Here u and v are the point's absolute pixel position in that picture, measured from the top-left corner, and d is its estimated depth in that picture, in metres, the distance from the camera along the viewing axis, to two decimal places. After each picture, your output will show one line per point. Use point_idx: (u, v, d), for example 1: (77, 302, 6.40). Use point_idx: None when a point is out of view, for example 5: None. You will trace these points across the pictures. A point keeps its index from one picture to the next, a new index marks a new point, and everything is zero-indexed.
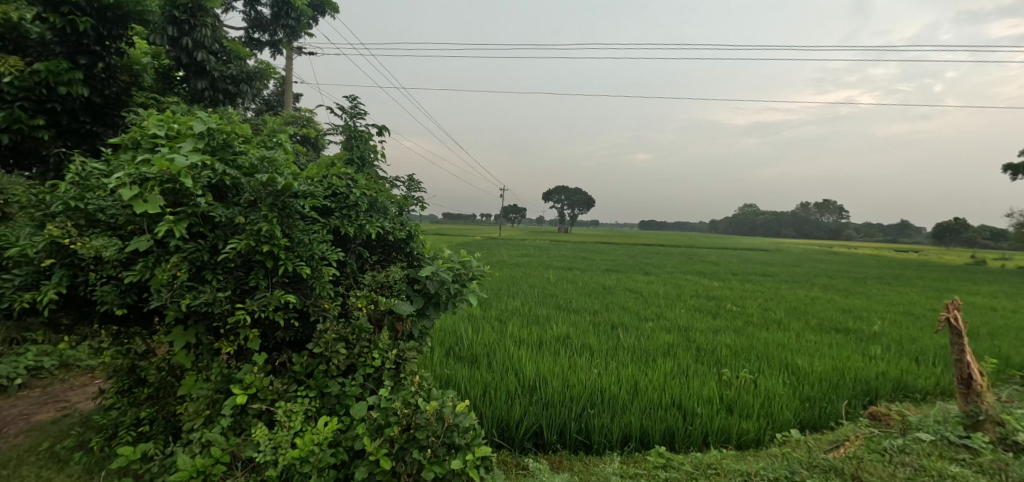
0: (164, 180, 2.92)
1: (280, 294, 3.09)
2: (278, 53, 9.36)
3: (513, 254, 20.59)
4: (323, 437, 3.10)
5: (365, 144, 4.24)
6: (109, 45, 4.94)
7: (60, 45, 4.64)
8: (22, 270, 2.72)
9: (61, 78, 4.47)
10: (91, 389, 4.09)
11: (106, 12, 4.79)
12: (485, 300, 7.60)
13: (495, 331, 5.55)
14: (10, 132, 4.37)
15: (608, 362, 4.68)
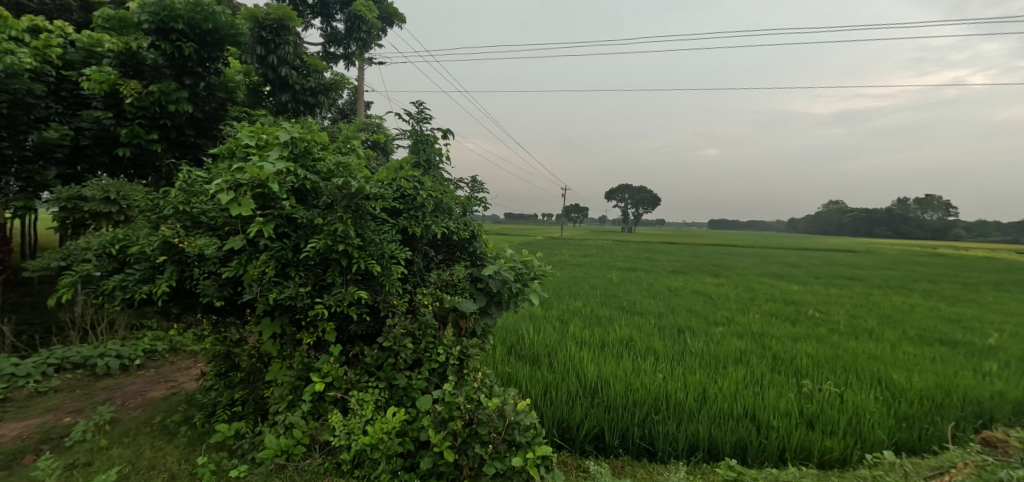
0: (255, 185, 3.22)
1: (354, 290, 3.31)
2: (351, 65, 9.89)
3: (575, 254, 20.27)
4: (391, 427, 3.28)
5: (431, 147, 4.34)
6: (209, 65, 5.60)
7: (169, 68, 5.33)
8: (141, 265, 3.13)
9: (170, 97, 5.15)
10: (195, 371, 4.64)
11: (206, 37, 5.45)
12: (546, 301, 7.60)
13: (555, 331, 5.53)
14: (131, 146, 5.17)
15: (674, 367, 4.50)
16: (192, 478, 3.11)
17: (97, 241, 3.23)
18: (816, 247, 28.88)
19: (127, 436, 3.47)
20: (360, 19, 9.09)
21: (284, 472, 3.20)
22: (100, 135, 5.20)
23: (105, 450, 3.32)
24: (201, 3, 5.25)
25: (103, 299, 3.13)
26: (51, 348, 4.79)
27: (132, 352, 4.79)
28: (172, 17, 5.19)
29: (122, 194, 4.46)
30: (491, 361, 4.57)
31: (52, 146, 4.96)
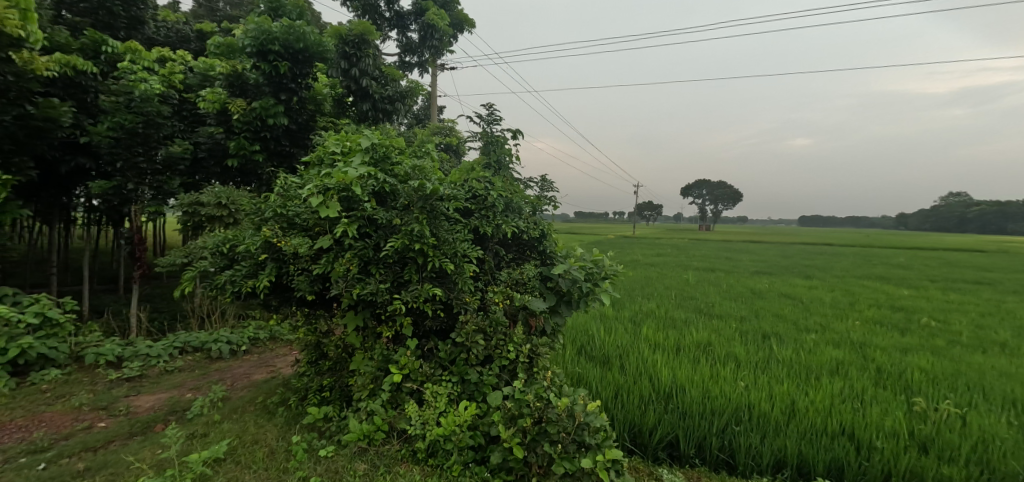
0: (340, 189, 3.49)
1: (429, 287, 3.48)
2: (425, 72, 10.36)
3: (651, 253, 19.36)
4: (463, 420, 3.40)
5: (500, 149, 4.77)
6: (301, 81, 6.27)
7: (269, 85, 6.03)
8: (246, 263, 3.53)
9: (269, 112, 5.88)
10: (290, 358, 5.27)
11: (298, 55, 6.17)
12: (617, 301, 7.44)
13: (627, 332, 5.39)
14: (239, 157, 5.95)
15: (759, 374, 4.19)
16: (288, 454, 3.45)
17: (212, 241, 3.70)
18: (938, 245, 25.34)
19: (236, 412, 3.97)
20: (432, 27, 9.54)
21: (366, 455, 3.44)
22: (213, 148, 6.02)
23: (218, 423, 3.80)
24: (293, 25, 5.95)
25: (216, 292, 3.58)
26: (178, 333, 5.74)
27: (240, 339, 5.61)
28: (270, 40, 5.91)
29: (232, 200, 5.11)
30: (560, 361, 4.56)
31: (177, 159, 5.79)
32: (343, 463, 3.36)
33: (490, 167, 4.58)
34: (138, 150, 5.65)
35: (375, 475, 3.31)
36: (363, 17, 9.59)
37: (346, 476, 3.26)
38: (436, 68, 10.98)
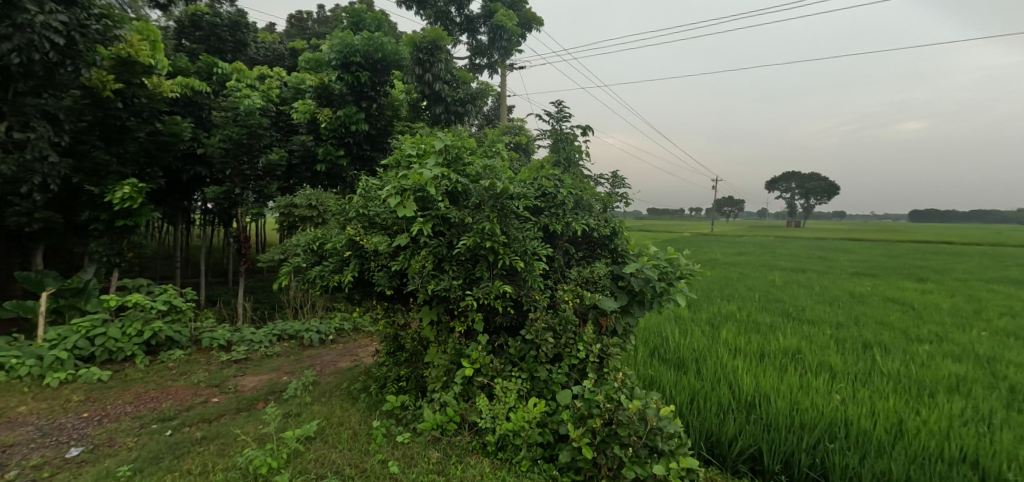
0: (416, 189, 3.65)
1: (499, 284, 3.55)
2: (494, 73, 10.70)
3: (731, 252, 18.22)
4: (532, 416, 3.43)
5: (569, 146, 4.75)
6: (379, 88, 7.16)
7: (352, 94, 6.99)
8: (332, 260, 3.85)
9: (351, 120, 6.84)
10: (371, 349, 6.00)
11: (377, 64, 7.02)
12: (694, 302, 7.12)
13: (705, 336, 5.19)
14: (327, 163, 6.99)
15: (858, 387, 3.84)
16: (369, 437, 3.72)
17: (304, 240, 4.10)
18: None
19: (325, 395, 4.37)
20: (500, 28, 9.78)
21: (439, 444, 3.61)
22: (304, 155, 7.11)
23: (309, 405, 4.21)
24: (372, 37, 6.82)
25: (307, 285, 3.97)
26: (277, 320, 7.02)
27: (327, 329, 6.65)
28: (352, 52, 6.79)
29: (320, 201, 5.88)
30: (631, 362, 4.48)
31: (275, 166, 6.88)
32: (418, 450, 3.54)
33: (560, 165, 4.64)
34: (243, 159, 6.71)
35: (447, 463, 3.44)
36: (436, 24, 10.09)
37: (420, 462, 3.44)
38: (506, 69, 11.18)
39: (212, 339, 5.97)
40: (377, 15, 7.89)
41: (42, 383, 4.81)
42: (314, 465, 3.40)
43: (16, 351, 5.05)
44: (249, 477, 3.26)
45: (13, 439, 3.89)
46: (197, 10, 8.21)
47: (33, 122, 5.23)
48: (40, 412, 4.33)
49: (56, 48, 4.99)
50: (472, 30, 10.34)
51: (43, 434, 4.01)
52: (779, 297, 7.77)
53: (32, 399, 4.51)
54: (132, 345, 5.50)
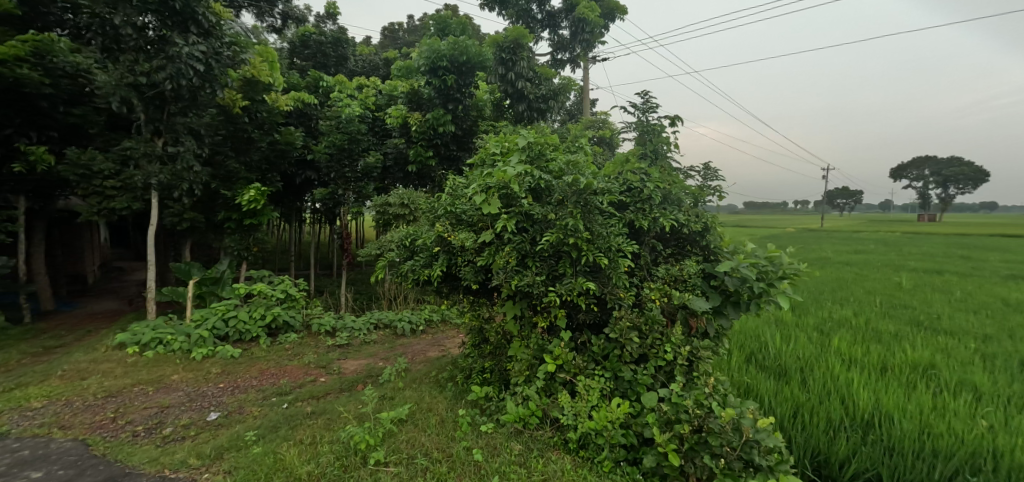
0: (500, 187, 3.71)
1: (582, 281, 3.54)
2: (577, 67, 10.60)
3: (849, 248, 16.20)
4: (616, 416, 3.37)
5: (657, 138, 4.56)
6: (464, 90, 8.63)
7: (441, 97, 8.49)
8: (422, 255, 4.12)
9: (440, 122, 8.30)
10: (457, 340, 7.01)
11: (462, 67, 8.48)
12: (801, 305, 6.48)
13: (810, 342, 4.80)
14: (416, 163, 8.68)
15: (1005, 413, 3.41)
16: (455, 424, 3.95)
17: (398, 236, 4.45)
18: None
19: (415, 382, 4.97)
20: (582, 21, 9.68)
21: (521, 436, 3.71)
22: (397, 157, 8.89)
23: (402, 391, 4.77)
24: (457, 43, 8.27)
25: (400, 278, 4.33)
26: (375, 310, 8.42)
27: (417, 321, 7.78)
28: (439, 57, 8.28)
29: (410, 200, 7.25)
30: (725, 367, 4.32)
31: (371, 168, 8.78)
32: (501, 440, 3.68)
33: (647, 158, 4.48)
34: (344, 164, 8.74)
35: (528, 455, 3.53)
36: (517, 23, 10.27)
37: (503, 453, 3.55)
38: (590, 61, 10.93)
39: (320, 325, 7.23)
40: (462, 20, 9.14)
41: (189, 355, 6.18)
42: (405, 445, 3.68)
43: (173, 329, 6.50)
44: (349, 452, 3.60)
45: (168, 402, 4.98)
46: (308, 33, 11.59)
47: (183, 137, 7.09)
48: (188, 380, 5.57)
49: (198, 73, 6.75)
50: (553, 25, 10.30)
51: (188, 400, 5.03)
52: (905, 302, 6.77)
53: (181, 369, 5.83)
54: (258, 328, 6.79)
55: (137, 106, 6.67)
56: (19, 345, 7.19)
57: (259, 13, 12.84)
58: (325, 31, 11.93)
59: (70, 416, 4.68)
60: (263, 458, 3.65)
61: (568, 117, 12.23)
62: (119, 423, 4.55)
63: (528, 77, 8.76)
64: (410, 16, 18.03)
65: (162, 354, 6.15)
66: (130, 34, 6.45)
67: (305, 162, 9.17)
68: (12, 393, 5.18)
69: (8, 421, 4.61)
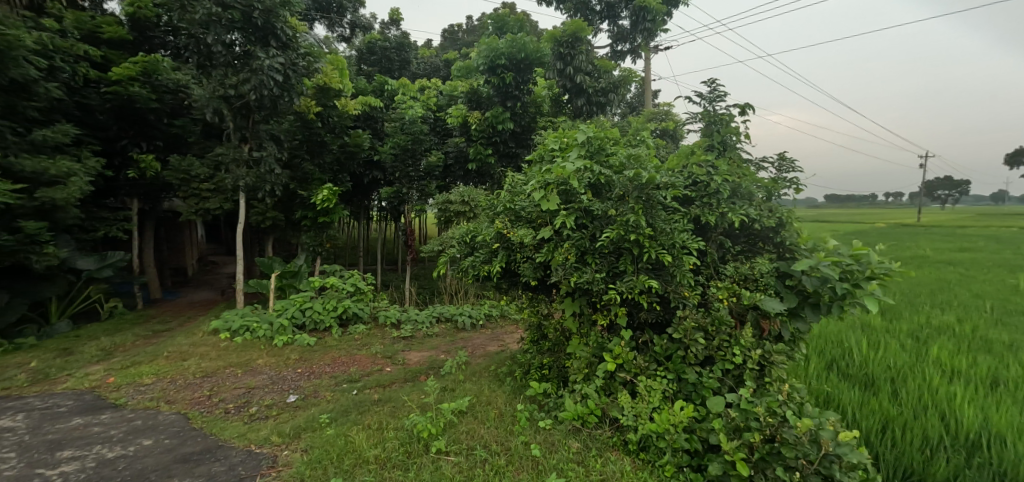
0: (560, 183, 3.65)
1: (644, 279, 3.43)
2: (638, 58, 10.31)
3: (947, 246, 14.59)
4: (678, 420, 3.22)
5: (724, 128, 4.13)
6: (523, 87, 8.56)
7: (500, 95, 8.56)
8: (482, 251, 4.17)
9: (499, 119, 8.39)
10: (516, 335, 7.05)
11: (520, 64, 8.41)
12: (891, 307, 5.96)
13: (899, 348, 4.41)
14: (477, 161, 8.74)
15: None
16: (513, 419, 3.95)
17: (459, 233, 4.53)
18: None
19: (475, 375, 5.03)
20: (643, 9, 9.41)
21: (579, 434, 3.65)
22: (459, 155, 9.03)
23: (462, 383, 4.84)
24: (515, 40, 8.20)
25: (461, 273, 4.41)
26: (437, 303, 8.66)
27: (477, 315, 7.88)
28: (498, 56, 8.30)
29: (471, 198, 7.38)
30: (802, 374, 4.03)
31: (433, 166, 8.98)
32: (559, 437, 3.63)
33: (714, 149, 4.17)
34: (408, 162, 9.04)
35: (586, 454, 3.45)
36: (575, 17, 10.11)
37: (560, 449, 3.50)
38: (652, 51, 10.53)
39: (387, 317, 7.46)
40: (519, 17, 9.09)
41: (272, 341, 6.57)
42: (465, 436, 3.70)
43: (258, 318, 6.95)
44: (412, 439, 3.68)
45: (254, 383, 5.31)
46: (374, 40, 12.16)
47: (266, 143, 7.66)
48: (271, 364, 5.92)
49: (278, 84, 7.16)
50: (613, 16, 10.00)
51: (271, 383, 5.35)
52: (1017, 307, 6.05)
53: (265, 354, 6.20)
54: (331, 318, 7.13)
55: (227, 116, 7.30)
56: (132, 329, 8.05)
57: (329, 23, 13.46)
58: (389, 36, 12.46)
59: (173, 392, 5.14)
60: (336, 440, 3.80)
61: (628, 109, 11.90)
62: (213, 400, 4.92)
63: (587, 71, 8.60)
64: (469, 17, 18.28)
65: (249, 339, 6.56)
66: (221, 51, 7.05)
67: (371, 163, 9.59)
68: (128, 370, 5.79)
69: (124, 394, 5.15)
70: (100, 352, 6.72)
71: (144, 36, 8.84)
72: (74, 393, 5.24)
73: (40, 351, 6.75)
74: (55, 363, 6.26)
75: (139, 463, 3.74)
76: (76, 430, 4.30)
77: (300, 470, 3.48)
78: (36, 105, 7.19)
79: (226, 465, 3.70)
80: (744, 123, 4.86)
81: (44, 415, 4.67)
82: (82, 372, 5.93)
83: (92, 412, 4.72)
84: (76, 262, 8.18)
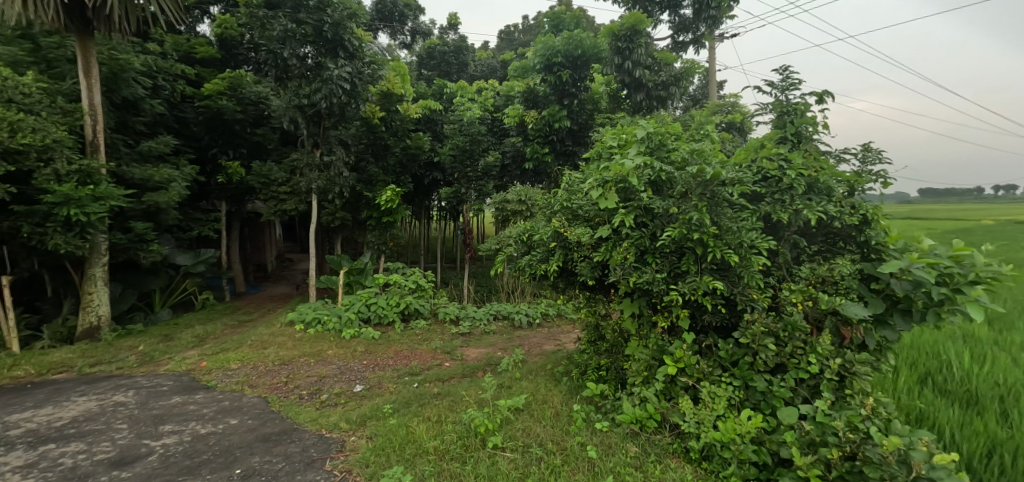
0: (618, 180, 3.52)
1: (709, 280, 3.24)
2: (701, 48, 9.87)
3: None
4: (746, 430, 3.00)
5: (800, 119, 3.85)
6: (579, 84, 8.46)
7: (557, 93, 8.51)
8: (539, 250, 4.14)
9: (556, 118, 8.32)
10: (573, 335, 6.96)
11: (577, 61, 8.36)
12: (995, 315, 5.34)
13: (1007, 360, 3.93)
14: (534, 159, 8.73)
15: None
16: (569, 419, 3.86)
17: (516, 232, 4.52)
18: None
19: (531, 373, 4.98)
20: None
21: (638, 439, 3.51)
22: (515, 155, 9.20)
23: (519, 380, 4.81)
24: (571, 37, 8.15)
25: (519, 272, 4.41)
26: (494, 301, 8.70)
27: (534, 314, 7.84)
28: (554, 54, 8.27)
29: (528, 197, 7.37)
30: (889, 388, 3.68)
31: (490, 166, 9.04)
32: (616, 440, 3.51)
33: (787, 142, 3.86)
34: (467, 163, 9.11)
35: (645, 459, 3.31)
36: (634, 9, 9.83)
37: (618, 453, 3.38)
38: (716, 40, 10.04)
39: (445, 313, 7.59)
40: (576, 13, 8.98)
41: (341, 334, 6.84)
42: (521, 434, 3.66)
43: (328, 311, 7.27)
44: (469, 433, 3.68)
45: (325, 372, 5.54)
46: (434, 45, 12.55)
47: (335, 148, 7.99)
48: (340, 355, 6.16)
49: (346, 91, 7.49)
50: (674, 5, 9.59)
51: (340, 372, 5.56)
52: None
53: (335, 346, 6.45)
54: (394, 314, 7.32)
55: (302, 124, 7.71)
56: (221, 318, 8.68)
57: (392, 31, 13.91)
58: (447, 40, 12.79)
59: (255, 377, 5.45)
60: (398, 430, 3.87)
61: (690, 102, 11.38)
62: (289, 386, 5.18)
63: (646, 64, 8.35)
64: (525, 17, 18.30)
65: (320, 331, 6.87)
66: (296, 64, 7.39)
67: (432, 165, 9.79)
68: (218, 356, 6.22)
69: (215, 377, 5.53)
70: (195, 338, 7.28)
71: (230, 53, 9.92)
72: (174, 375, 5.68)
73: (146, 336, 7.42)
74: (157, 347, 6.84)
75: (226, 441, 3.97)
76: (175, 407, 4.65)
77: (366, 455, 3.57)
78: (142, 119, 8.25)
79: (300, 446, 3.86)
80: (822, 113, 4.48)
81: (150, 392, 5.09)
82: (180, 356, 6.44)
83: (189, 392, 5.09)
84: (176, 259, 9.15)
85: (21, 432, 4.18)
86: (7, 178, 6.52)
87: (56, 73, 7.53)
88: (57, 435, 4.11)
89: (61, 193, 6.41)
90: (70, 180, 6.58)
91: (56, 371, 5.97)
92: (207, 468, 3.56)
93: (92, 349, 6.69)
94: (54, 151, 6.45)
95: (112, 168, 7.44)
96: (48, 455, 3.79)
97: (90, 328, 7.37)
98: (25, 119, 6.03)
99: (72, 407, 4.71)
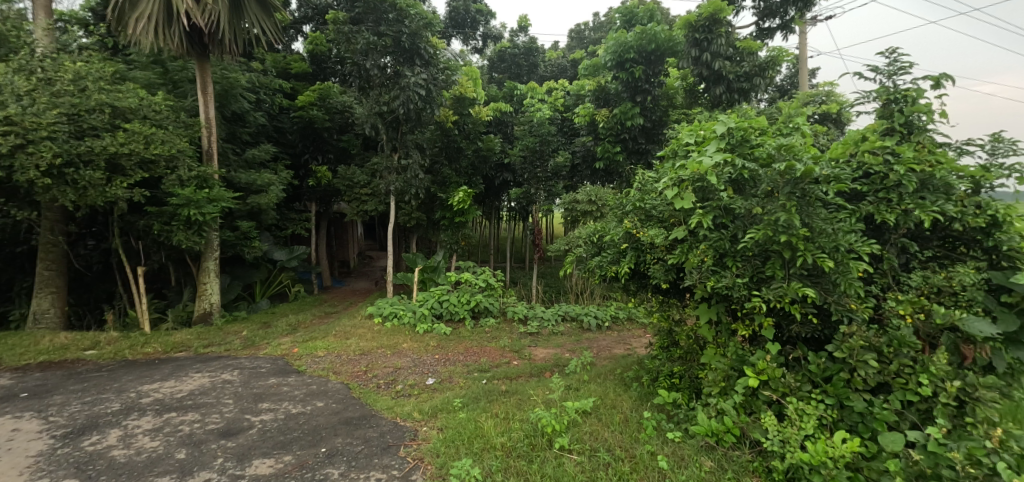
0: (695, 179, 3.28)
1: (798, 286, 2.94)
2: (790, 34, 9.12)
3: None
4: (840, 454, 2.68)
5: (913, 112, 3.42)
6: (653, 80, 8.21)
7: (628, 90, 8.31)
8: (611, 252, 4.02)
9: (628, 115, 8.08)
10: (643, 340, 6.71)
11: (650, 56, 8.06)
12: None
13: None
14: (606, 158, 8.57)
15: None
16: (639, 426, 3.68)
17: (586, 233, 4.41)
18: None
19: (600, 377, 4.83)
20: None
21: (713, 453, 3.26)
22: (585, 155, 9.10)
23: (587, 383, 4.68)
24: (644, 31, 7.82)
25: (589, 273, 4.29)
26: (563, 302, 8.63)
27: (603, 316, 7.66)
28: (627, 50, 8.02)
29: (597, 197, 7.21)
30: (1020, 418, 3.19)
31: (560, 166, 8.99)
32: (689, 453, 3.28)
33: (895, 134, 3.42)
34: (537, 164, 9.05)
35: (721, 475, 3.08)
36: None
37: (692, 467, 3.16)
38: (807, 24, 9.23)
39: (514, 312, 7.57)
40: (650, 6, 8.63)
41: (415, 328, 7.01)
42: (589, 437, 3.53)
43: (404, 306, 7.50)
44: (536, 433, 3.60)
45: (400, 364, 5.69)
46: (504, 48, 12.70)
47: (412, 151, 8.20)
48: (414, 348, 6.32)
49: (422, 97, 7.70)
50: None
51: (413, 365, 5.68)
52: None
53: (409, 339, 6.64)
54: (464, 311, 7.41)
55: (382, 130, 8.03)
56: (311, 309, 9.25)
57: (464, 37, 14.12)
58: (518, 42, 12.87)
59: (339, 365, 5.71)
60: (467, 424, 3.87)
61: (777, 93, 10.56)
62: (368, 375, 5.36)
63: (726, 55, 7.61)
64: (598, 14, 17.76)
65: (396, 325, 7.09)
66: (377, 74, 7.71)
67: (502, 166, 9.88)
68: (308, 343, 6.61)
69: (305, 362, 5.86)
70: (289, 327, 7.80)
71: (320, 67, 10.47)
72: (271, 358, 6.09)
73: (249, 323, 8.04)
74: (258, 333, 7.40)
75: (314, 421, 4.18)
76: (273, 387, 4.97)
77: (437, 445, 3.60)
78: (247, 129, 8.98)
79: (378, 432, 3.97)
80: (939, 98, 3.98)
81: (251, 372, 5.48)
82: (276, 341, 6.92)
83: (283, 374, 5.42)
84: (273, 255, 9.95)
85: (150, 400, 4.62)
86: (141, 183, 7.33)
87: (180, 92, 8.37)
88: (178, 405, 4.51)
89: (184, 196, 7.08)
90: (190, 185, 7.25)
91: (178, 350, 6.59)
92: (296, 445, 3.74)
93: (206, 332, 7.35)
94: (179, 160, 7.11)
95: (223, 173, 8.15)
96: (170, 422, 4.15)
97: (204, 313, 8.09)
98: (156, 133, 6.64)
99: (190, 382, 5.16)
